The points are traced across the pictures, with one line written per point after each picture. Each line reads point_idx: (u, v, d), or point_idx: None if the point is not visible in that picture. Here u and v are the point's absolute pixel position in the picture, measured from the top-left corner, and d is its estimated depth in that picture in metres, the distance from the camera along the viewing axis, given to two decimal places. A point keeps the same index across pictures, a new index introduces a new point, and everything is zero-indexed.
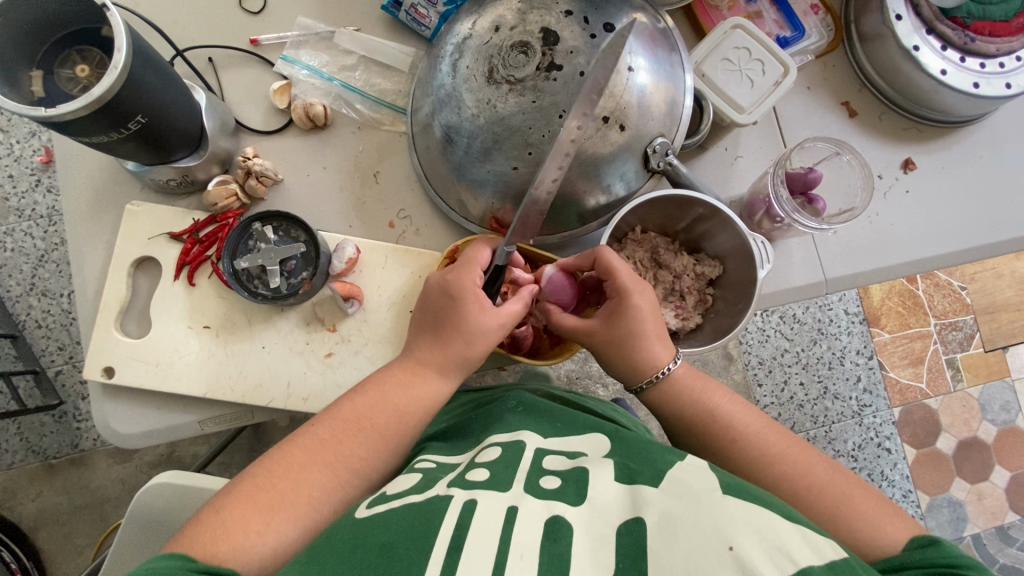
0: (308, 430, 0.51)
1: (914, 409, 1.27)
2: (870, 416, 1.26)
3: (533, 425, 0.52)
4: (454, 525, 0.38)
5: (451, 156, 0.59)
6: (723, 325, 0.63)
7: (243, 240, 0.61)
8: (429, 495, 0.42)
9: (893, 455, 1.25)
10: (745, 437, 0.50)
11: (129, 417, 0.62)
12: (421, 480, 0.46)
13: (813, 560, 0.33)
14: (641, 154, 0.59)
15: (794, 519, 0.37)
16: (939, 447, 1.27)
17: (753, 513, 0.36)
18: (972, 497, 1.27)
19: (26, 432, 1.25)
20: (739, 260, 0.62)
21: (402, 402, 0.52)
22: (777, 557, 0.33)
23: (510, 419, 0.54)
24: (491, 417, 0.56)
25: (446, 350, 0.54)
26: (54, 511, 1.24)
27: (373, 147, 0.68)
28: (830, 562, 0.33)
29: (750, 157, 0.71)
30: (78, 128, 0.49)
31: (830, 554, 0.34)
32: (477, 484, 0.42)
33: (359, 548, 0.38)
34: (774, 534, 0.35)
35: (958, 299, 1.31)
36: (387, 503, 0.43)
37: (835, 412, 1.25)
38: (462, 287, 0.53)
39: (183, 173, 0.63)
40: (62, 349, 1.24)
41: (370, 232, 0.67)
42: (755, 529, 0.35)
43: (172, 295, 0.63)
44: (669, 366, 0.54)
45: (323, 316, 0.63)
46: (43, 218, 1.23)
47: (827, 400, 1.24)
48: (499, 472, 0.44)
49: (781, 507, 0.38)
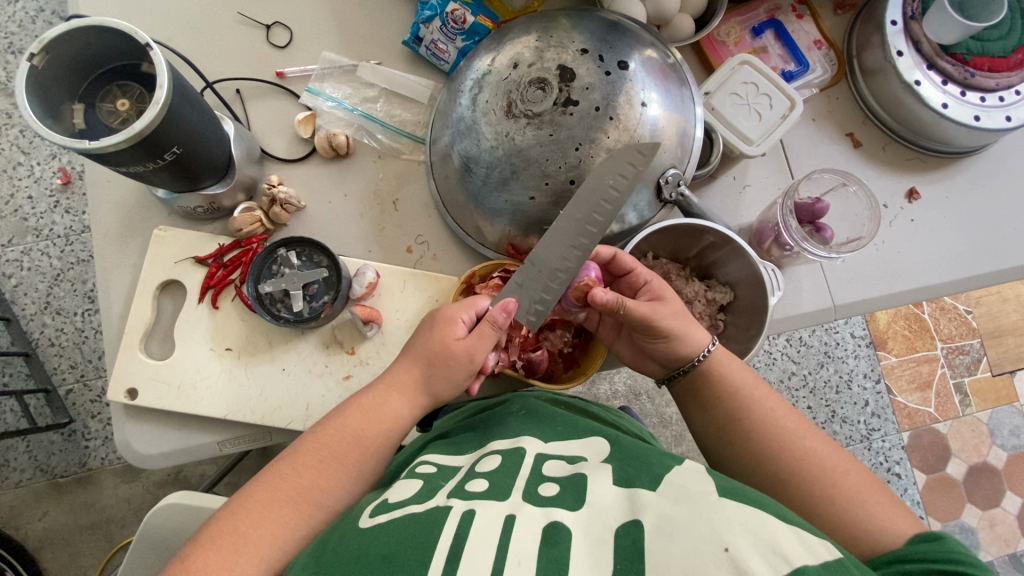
0: (278, 462, 0.50)
1: (923, 434, 1.27)
2: (879, 440, 1.26)
3: (535, 429, 0.53)
4: (453, 534, 0.38)
5: (469, 185, 0.62)
6: (736, 351, 0.64)
7: (267, 264, 0.63)
8: (429, 505, 0.43)
9: (903, 480, 1.25)
10: (764, 419, 0.52)
11: (151, 438, 0.63)
12: (422, 488, 0.47)
13: (807, 560, 0.34)
14: (654, 184, 0.61)
15: (790, 521, 0.38)
16: (950, 473, 1.26)
17: (747, 515, 0.37)
18: (984, 524, 1.25)
19: (34, 450, 1.26)
20: (750, 287, 0.63)
21: (372, 428, 0.51)
22: (768, 555, 0.34)
23: (513, 423, 0.55)
24: (493, 422, 0.57)
25: (433, 386, 0.53)
26: (59, 531, 1.24)
27: (392, 175, 0.71)
28: (824, 562, 0.34)
29: (758, 186, 0.73)
30: (115, 158, 0.51)
31: (825, 554, 0.34)
32: (475, 494, 0.43)
33: (362, 558, 0.38)
34: (767, 534, 0.35)
35: (964, 323, 1.32)
36: (388, 512, 0.43)
37: (843, 436, 1.25)
38: (448, 314, 0.54)
39: (210, 200, 0.65)
40: (73, 367, 1.27)
41: (389, 256, 0.70)
42: (750, 532, 0.35)
43: (195, 318, 0.64)
44: (709, 347, 0.56)
45: (342, 338, 0.65)
46: (61, 238, 1.27)
47: (835, 424, 1.25)
48: (498, 481, 0.44)
49: (777, 509, 0.39)
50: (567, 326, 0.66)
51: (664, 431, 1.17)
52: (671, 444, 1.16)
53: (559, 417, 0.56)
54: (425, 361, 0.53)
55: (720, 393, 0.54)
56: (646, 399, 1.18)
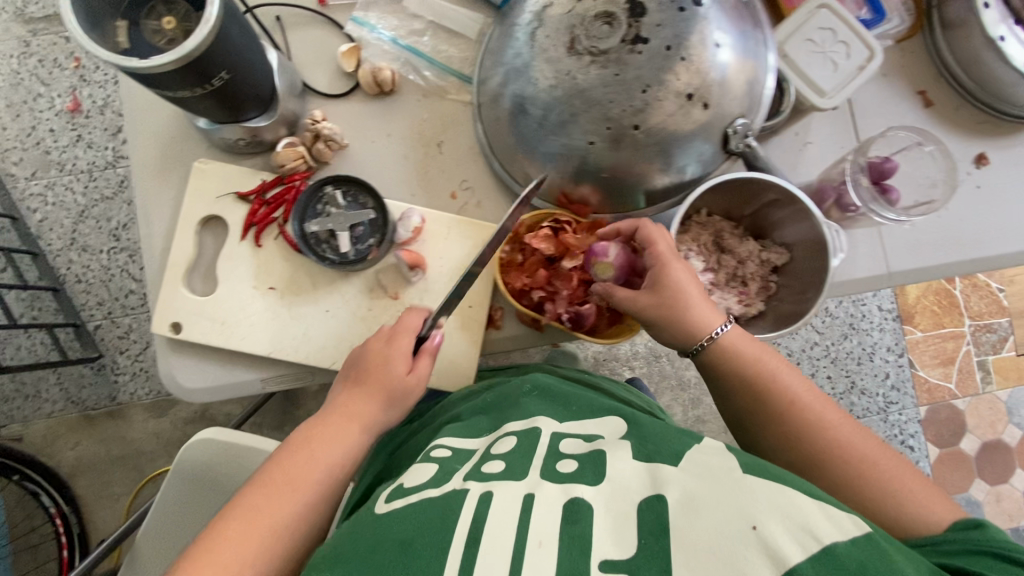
0: (249, 484, 0.50)
1: (940, 409, 1.27)
2: (896, 413, 1.26)
3: (550, 410, 0.53)
4: (472, 518, 0.39)
5: (523, 128, 0.59)
6: (787, 313, 0.62)
7: (312, 204, 0.60)
8: (446, 489, 0.43)
9: (916, 453, 1.25)
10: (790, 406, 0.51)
11: (196, 374, 0.64)
12: (438, 472, 0.46)
13: (836, 537, 0.35)
14: (721, 135, 0.57)
15: (815, 494, 0.38)
16: (963, 448, 1.27)
17: (775, 491, 0.37)
18: (991, 498, 1.26)
19: (65, 382, 1.29)
20: (810, 249, 0.61)
21: (336, 451, 0.52)
22: (798, 534, 0.34)
23: (526, 403, 0.54)
24: (504, 399, 0.56)
25: (416, 369, 0.56)
26: (92, 460, 1.28)
27: (437, 116, 0.68)
28: (852, 537, 0.35)
29: (820, 144, 0.69)
30: (162, 80, 0.49)
31: (852, 528, 0.35)
32: (494, 475, 0.44)
33: (381, 545, 0.39)
34: (796, 511, 0.36)
35: (995, 302, 1.29)
36: (405, 496, 0.44)
37: (860, 407, 1.25)
38: (395, 348, 0.55)
39: (251, 133, 0.62)
40: (101, 304, 1.28)
41: (432, 201, 0.68)
42: (777, 508, 0.36)
43: (238, 255, 0.63)
44: (719, 330, 0.54)
45: (385, 284, 0.64)
46: (85, 172, 1.26)
47: (853, 395, 1.25)
48: (515, 462, 0.45)
49: (803, 485, 0.39)
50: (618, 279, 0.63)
51: (682, 393, 1.18)
52: (688, 407, 1.17)
53: (579, 397, 0.55)
54: (382, 392, 0.54)
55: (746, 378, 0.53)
56: (666, 362, 1.18)
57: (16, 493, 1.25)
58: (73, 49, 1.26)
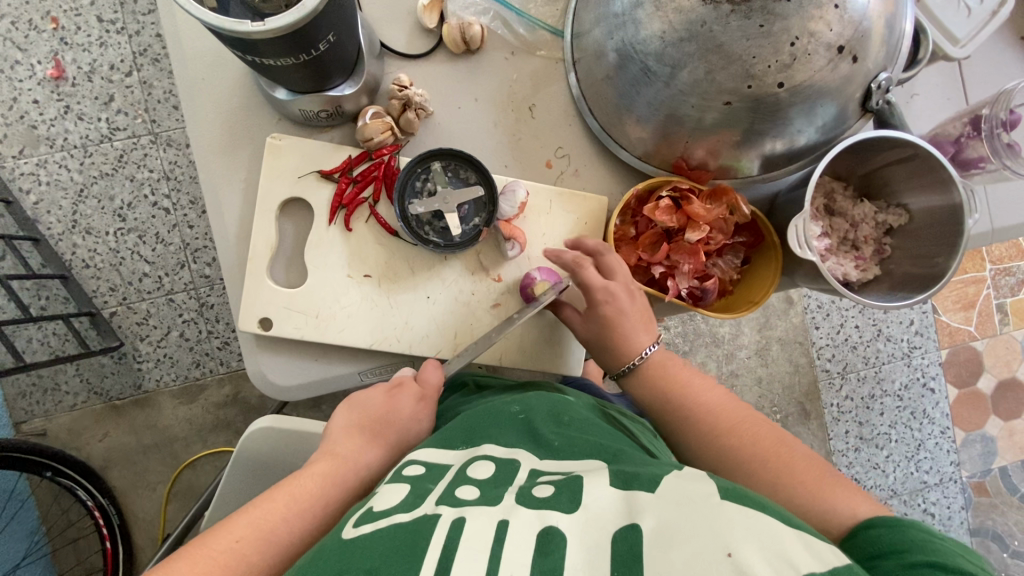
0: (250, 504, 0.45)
1: (960, 351, 1.30)
2: (919, 357, 1.28)
3: (531, 437, 0.48)
4: (442, 546, 0.34)
5: (644, 89, 0.53)
6: (911, 277, 0.60)
7: (410, 182, 0.56)
8: (417, 514, 0.37)
9: (936, 395, 1.29)
10: (705, 413, 0.53)
11: (287, 369, 0.59)
12: (410, 493, 0.40)
13: (815, 565, 0.31)
14: (864, 91, 0.53)
15: (794, 524, 0.35)
16: (980, 388, 1.31)
17: (754, 521, 0.33)
18: (1004, 433, 1.32)
19: (85, 373, 1.20)
20: (937, 213, 0.58)
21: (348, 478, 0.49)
22: (775, 562, 0.30)
23: (506, 425, 0.49)
24: (491, 417, 0.51)
25: (411, 379, 0.56)
26: (124, 451, 1.20)
27: (527, 77, 0.61)
28: (833, 568, 0.31)
29: (927, 95, 0.65)
30: (262, 49, 0.42)
31: (833, 560, 0.31)
32: (467, 501, 0.38)
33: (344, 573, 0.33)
34: (772, 539, 0.32)
35: (1015, 245, 1.31)
36: (375, 521, 0.38)
37: (886, 353, 1.27)
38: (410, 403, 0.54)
39: (334, 102, 0.55)
40: (114, 290, 1.18)
41: (526, 172, 0.62)
42: (754, 534, 0.32)
43: (327, 241, 0.57)
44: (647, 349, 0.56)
45: (486, 265, 0.59)
46: (78, 148, 1.15)
47: (879, 342, 1.27)
48: (489, 489, 0.40)
49: (780, 511, 0.36)
50: (732, 250, 0.61)
51: None
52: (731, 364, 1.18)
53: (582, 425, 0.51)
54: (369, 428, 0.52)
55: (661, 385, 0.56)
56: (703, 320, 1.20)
57: (48, 490, 1.16)
58: (50, 8, 1.12)
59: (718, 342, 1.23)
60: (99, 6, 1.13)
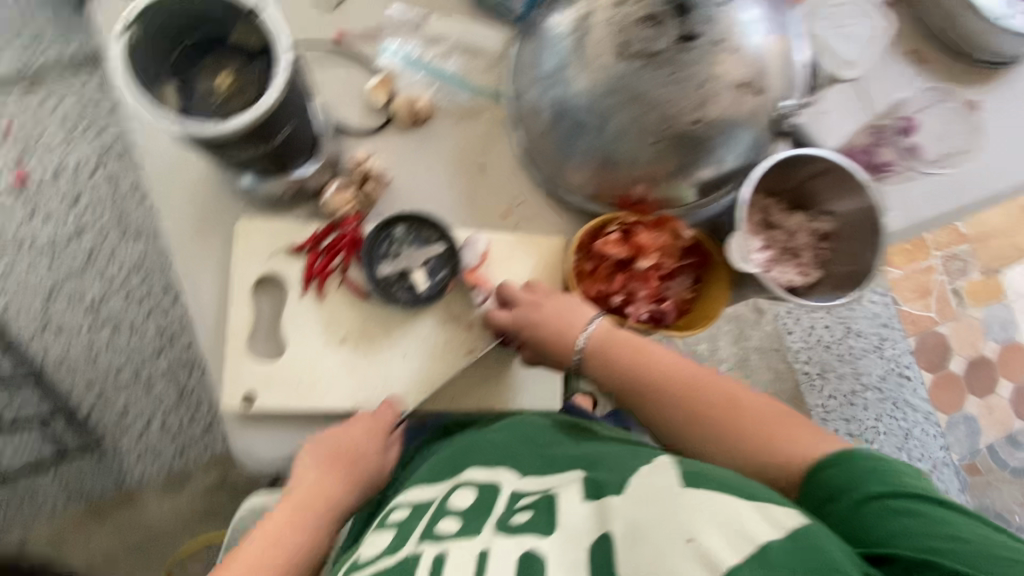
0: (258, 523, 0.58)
1: (927, 336, 1.37)
2: (891, 348, 1.32)
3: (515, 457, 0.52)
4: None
5: (580, 138, 0.59)
6: (848, 276, 0.65)
7: (378, 244, 0.60)
8: (399, 556, 0.45)
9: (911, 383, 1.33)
10: (679, 383, 0.55)
11: (274, 442, 0.60)
12: (396, 537, 0.48)
13: (772, 536, 0.34)
14: (768, 121, 0.59)
15: (757, 496, 0.38)
16: (951, 370, 1.37)
17: (715, 502, 0.37)
18: (981, 411, 1.37)
19: (64, 477, 1.17)
20: (859, 217, 0.64)
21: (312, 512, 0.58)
22: (733, 538, 0.34)
23: (490, 446, 0.54)
24: (473, 442, 0.55)
25: (376, 413, 0.59)
26: (109, 555, 1.15)
27: (476, 137, 0.67)
28: (789, 534, 0.35)
29: (837, 111, 0.69)
30: (225, 147, 0.47)
31: (791, 525, 0.35)
32: (448, 536, 0.45)
33: None
34: (731, 517, 0.36)
35: (954, 232, 1.40)
36: (363, 569, 0.45)
37: (858, 349, 1.31)
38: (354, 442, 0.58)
39: (298, 182, 0.59)
40: (89, 386, 1.17)
41: (485, 223, 0.66)
42: (715, 517, 0.36)
43: (303, 312, 0.60)
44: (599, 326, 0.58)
45: (457, 314, 0.62)
46: (46, 249, 1.16)
47: (850, 339, 1.31)
48: (470, 519, 0.46)
49: (743, 486, 0.39)
50: (685, 271, 0.65)
51: None
52: None
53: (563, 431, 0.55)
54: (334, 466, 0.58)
55: (626, 357, 0.57)
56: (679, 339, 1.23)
57: None
58: (12, 120, 1.16)
59: (697, 359, 1.27)
60: (62, 113, 1.17)
